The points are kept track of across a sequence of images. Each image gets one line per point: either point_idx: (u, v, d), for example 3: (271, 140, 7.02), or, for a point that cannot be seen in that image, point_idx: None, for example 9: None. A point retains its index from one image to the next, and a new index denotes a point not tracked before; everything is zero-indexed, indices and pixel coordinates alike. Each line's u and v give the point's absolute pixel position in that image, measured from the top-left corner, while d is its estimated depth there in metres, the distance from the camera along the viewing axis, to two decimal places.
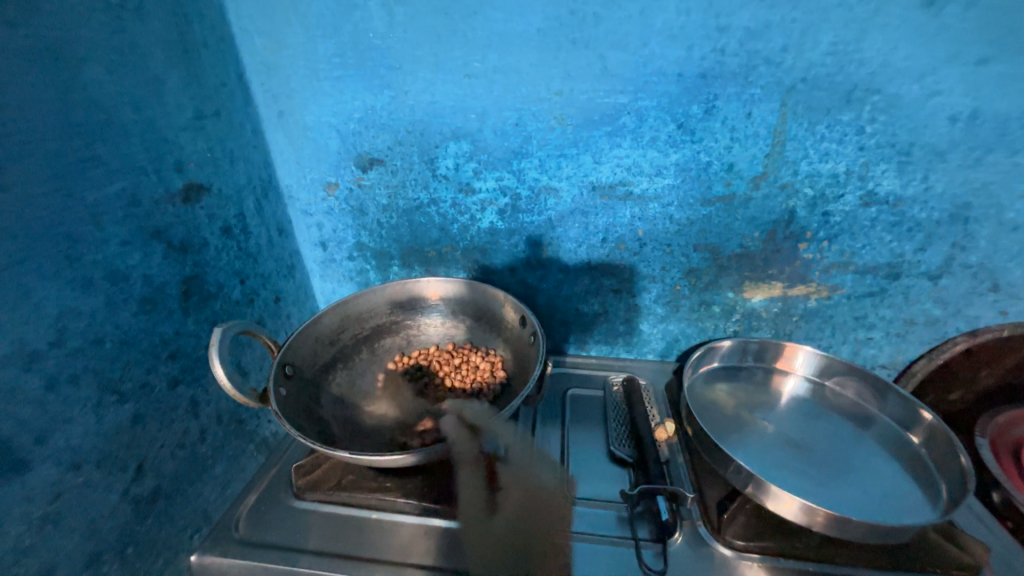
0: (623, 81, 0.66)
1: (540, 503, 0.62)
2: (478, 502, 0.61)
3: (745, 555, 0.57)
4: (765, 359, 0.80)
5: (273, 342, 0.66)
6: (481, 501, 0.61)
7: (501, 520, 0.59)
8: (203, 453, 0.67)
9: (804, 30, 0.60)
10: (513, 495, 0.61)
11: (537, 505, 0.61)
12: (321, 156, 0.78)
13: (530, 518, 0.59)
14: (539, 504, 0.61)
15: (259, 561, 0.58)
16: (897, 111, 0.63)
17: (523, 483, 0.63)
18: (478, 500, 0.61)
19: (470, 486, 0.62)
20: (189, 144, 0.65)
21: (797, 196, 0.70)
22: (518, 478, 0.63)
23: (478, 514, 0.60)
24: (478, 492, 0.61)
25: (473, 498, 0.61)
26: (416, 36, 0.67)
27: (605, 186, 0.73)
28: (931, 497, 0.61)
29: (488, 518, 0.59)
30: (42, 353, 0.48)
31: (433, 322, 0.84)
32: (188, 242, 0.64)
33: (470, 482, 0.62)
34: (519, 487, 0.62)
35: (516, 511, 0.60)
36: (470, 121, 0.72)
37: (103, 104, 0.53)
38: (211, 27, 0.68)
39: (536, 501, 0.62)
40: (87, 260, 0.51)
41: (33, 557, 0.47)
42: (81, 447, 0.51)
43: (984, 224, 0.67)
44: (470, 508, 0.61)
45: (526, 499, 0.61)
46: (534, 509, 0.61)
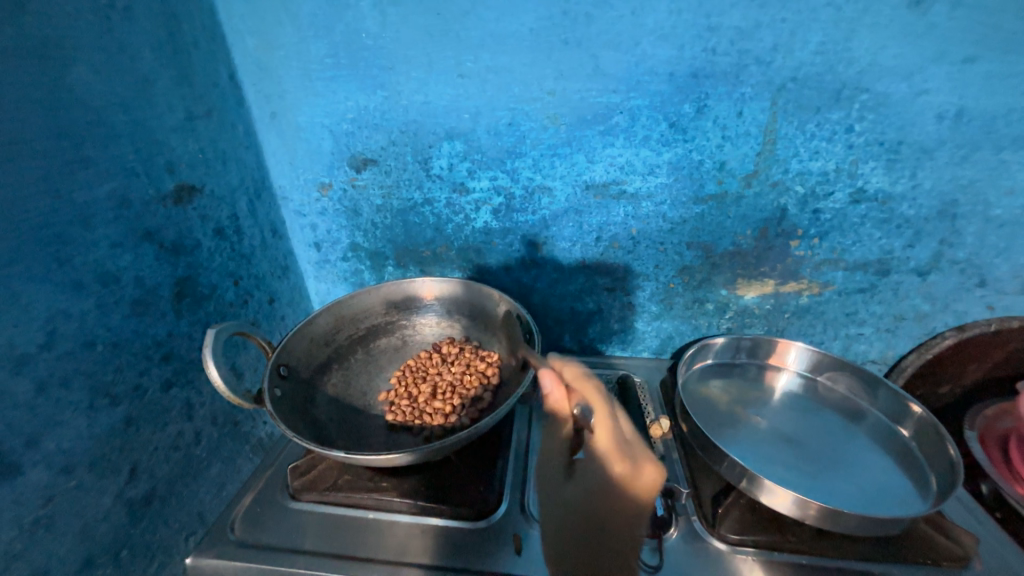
0: (615, 81, 0.66)
1: (622, 493, 0.55)
2: (555, 467, 0.62)
3: (739, 549, 0.57)
4: (758, 355, 0.80)
5: (267, 343, 0.66)
6: (560, 466, 0.61)
7: (575, 493, 0.58)
8: (197, 455, 0.66)
9: (793, 30, 0.61)
10: (593, 475, 0.57)
11: (619, 496, 0.55)
12: (315, 156, 0.78)
13: (606, 505, 0.55)
14: (622, 492, 0.56)
15: (255, 563, 0.58)
16: (885, 110, 0.63)
17: (609, 472, 0.56)
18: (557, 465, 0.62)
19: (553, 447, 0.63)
20: (180, 145, 0.65)
21: (788, 194, 0.71)
22: (604, 466, 0.57)
23: (556, 478, 0.61)
24: (557, 457, 0.62)
25: (553, 461, 0.62)
26: (409, 36, 0.67)
27: (598, 185, 0.74)
28: (921, 489, 0.62)
29: (563, 485, 0.60)
30: (32, 356, 0.47)
31: (429, 321, 0.83)
32: (180, 243, 0.64)
33: (555, 442, 0.63)
34: (598, 474, 0.56)
35: (591, 492, 0.57)
36: (464, 120, 0.72)
37: (93, 105, 0.53)
38: (202, 27, 0.67)
39: (617, 490, 0.56)
40: (78, 262, 0.51)
41: (25, 562, 0.46)
42: (73, 450, 0.51)
43: (971, 220, 0.68)
44: (549, 469, 0.62)
45: (602, 487, 0.56)
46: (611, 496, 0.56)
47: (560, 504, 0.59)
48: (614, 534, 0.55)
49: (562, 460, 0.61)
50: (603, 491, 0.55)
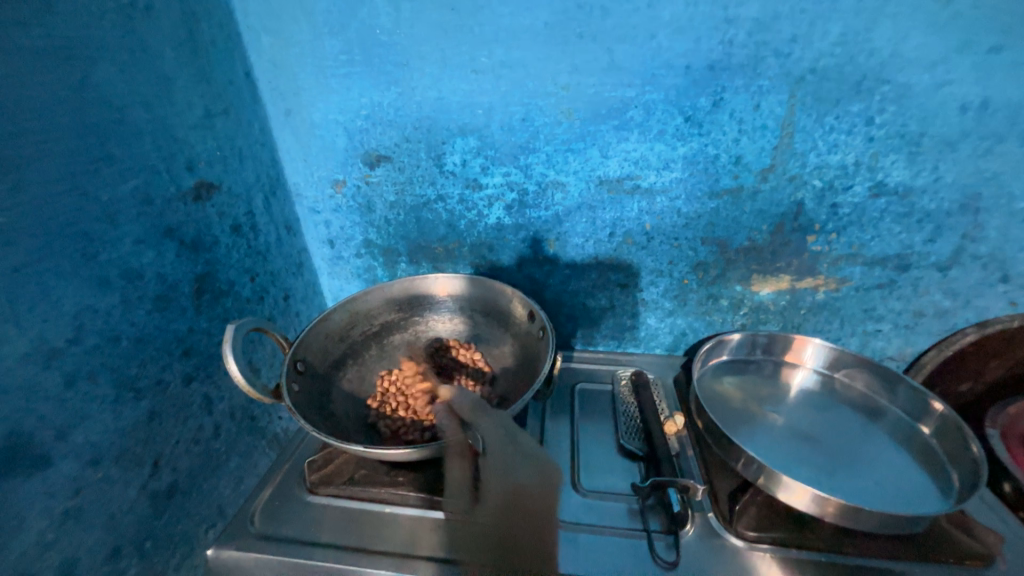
0: (630, 75, 0.66)
1: (522, 502, 0.56)
2: (461, 496, 0.59)
3: (756, 546, 0.57)
4: (774, 352, 0.80)
5: (284, 339, 0.66)
6: (464, 495, 0.58)
7: (484, 516, 0.56)
8: (217, 448, 0.67)
9: (813, 21, 0.60)
10: (494, 497, 0.56)
11: (518, 506, 0.56)
12: (329, 153, 0.78)
13: (512, 522, 0.55)
14: (524, 505, 0.56)
15: (274, 555, 0.58)
16: (907, 101, 0.62)
17: (503, 479, 0.56)
18: (464, 488, 0.59)
19: (459, 477, 0.59)
20: (199, 143, 0.65)
21: (805, 188, 0.70)
22: (501, 473, 0.57)
23: (462, 507, 0.58)
24: (462, 486, 0.59)
25: (460, 489, 0.59)
26: (422, 32, 0.67)
27: (612, 180, 0.73)
28: (942, 488, 0.61)
29: (471, 510, 0.58)
30: (61, 350, 0.48)
31: (442, 318, 0.84)
32: (199, 240, 0.65)
33: (459, 473, 0.59)
34: (498, 486, 0.56)
35: (492, 513, 0.56)
36: (477, 116, 0.72)
37: (116, 103, 0.54)
38: (219, 25, 0.68)
39: (519, 498, 0.56)
40: (103, 259, 0.52)
41: (55, 551, 0.48)
42: (101, 443, 0.52)
43: (994, 214, 0.67)
44: (454, 497, 0.59)
45: (505, 500, 0.56)
46: (512, 516, 0.56)
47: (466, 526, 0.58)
48: (526, 542, 0.55)
49: (467, 487, 0.59)
50: (505, 510, 0.55)
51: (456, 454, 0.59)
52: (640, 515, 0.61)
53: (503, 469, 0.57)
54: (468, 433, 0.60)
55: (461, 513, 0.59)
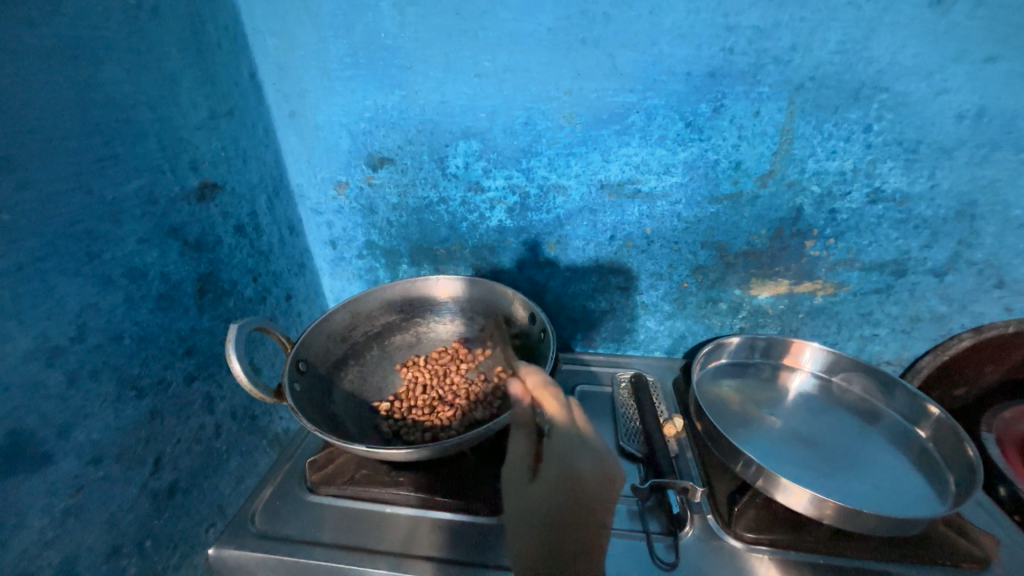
0: (632, 80, 0.67)
1: (583, 491, 0.55)
2: (519, 472, 0.57)
3: (755, 548, 0.57)
4: (772, 355, 0.80)
5: (287, 339, 0.67)
6: (525, 468, 0.56)
7: (541, 493, 0.56)
8: (217, 448, 0.67)
9: (812, 29, 0.61)
10: (557, 477, 0.55)
11: (575, 493, 0.55)
12: (332, 155, 0.78)
13: (571, 507, 0.55)
14: (586, 492, 0.55)
15: (274, 554, 0.59)
16: (904, 109, 0.63)
17: (566, 465, 0.55)
18: (523, 463, 0.56)
19: (520, 451, 0.56)
20: (203, 143, 0.66)
21: (804, 193, 0.70)
22: (566, 461, 0.55)
23: (516, 479, 0.57)
24: (523, 460, 0.56)
25: (518, 463, 0.56)
26: (426, 36, 0.68)
27: (613, 184, 0.74)
28: (939, 491, 0.61)
29: (526, 487, 0.56)
30: (64, 348, 0.48)
31: (444, 319, 0.84)
32: (202, 239, 0.65)
33: (521, 448, 0.56)
34: (561, 470, 0.55)
35: (553, 492, 0.55)
36: (480, 119, 0.72)
37: (122, 103, 0.54)
38: (225, 27, 0.68)
39: (580, 484, 0.55)
40: (106, 257, 0.52)
41: (56, 548, 0.48)
42: (103, 441, 0.52)
43: (990, 221, 0.68)
44: (513, 470, 0.57)
45: (567, 482, 0.55)
46: (572, 496, 0.55)
47: (518, 504, 0.57)
48: (586, 523, 0.55)
49: (527, 462, 0.56)
50: (565, 492, 0.55)
51: (519, 427, 0.56)
52: (639, 516, 0.61)
53: (568, 457, 0.55)
54: (539, 412, 0.56)
55: (514, 485, 0.57)
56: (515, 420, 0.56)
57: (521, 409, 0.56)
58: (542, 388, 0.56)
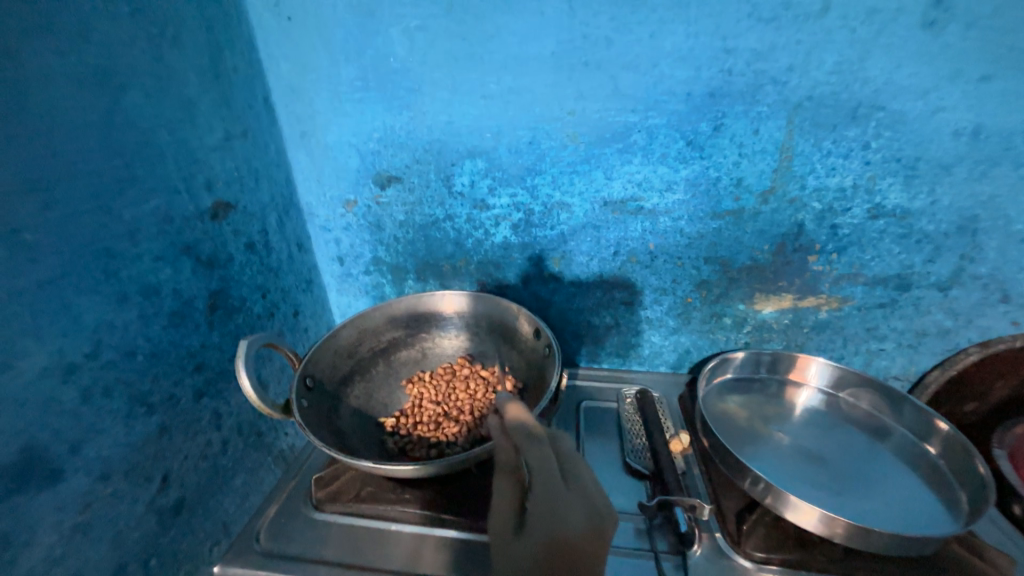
0: (634, 101, 0.68)
1: (571, 551, 0.47)
2: (502, 528, 0.50)
3: (764, 568, 0.56)
4: (778, 370, 0.80)
5: (294, 355, 0.67)
6: (509, 523, 0.50)
7: (524, 553, 0.47)
8: (224, 464, 0.68)
9: (809, 51, 0.62)
10: (542, 531, 0.47)
11: (564, 553, 0.47)
12: (341, 174, 0.80)
13: (556, 563, 0.46)
14: (571, 549, 0.47)
15: (279, 573, 0.58)
16: (902, 127, 0.64)
17: (550, 519, 0.48)
18: (507, 514, 0.50)
19: (502, 499, 0.51)
20: (218, 164, 0.68)
21: (805, 209, 0.71)
22: (550, 519, 0.47)
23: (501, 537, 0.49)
24: (509, 510, 0.50)
25: (503, 512, 0.51)
26: (434, 59, 0.70)
27: (616, 202, 0.75)
28: (951, 509, 0.61)
29: (510, 546, 0.48)
30: (79, 364, 0.49)
31: (449, 335, 0.85)
32: (214, 257, 0.66)
33: (505, 494, 0.52)
34: (545, 527, 0.47)
35: (537, 549, 0.47)
36: (485, 139, 0.74)
37: (142, 127, 0.56)
38: (241, 53, 0.71)
39: (565, 543, 0.47)
40: (123, 275, 0.54)
41: (63, 566, 0.48)
42: (112, 457, 0.52)
43: (992, 236, 0.68)
44: (496, 522, 0.51)
45: (552, 543, 0.47)
46: (558, 557, 0.46)
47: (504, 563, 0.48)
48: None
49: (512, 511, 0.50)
50: (550, 552, 0.46)
51: (504, 468, 0.53)
52: (647, 534, 0.61)
53: (554, 506, 0.48)
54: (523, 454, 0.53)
55: (500, 543, 0.50)
56: (501, 459, 0.53)
57: (503, 446, 0.54)
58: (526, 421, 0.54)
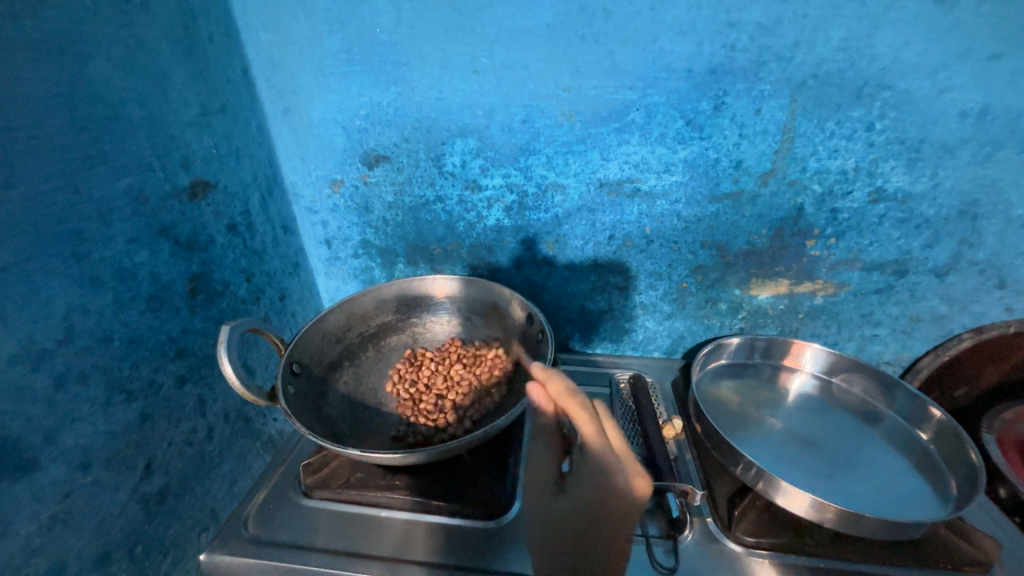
0: (632, 77, 0.66)
1: (606, 512, 0.52)
2: (548, 480, 0.58)
3: (754, 552, 0.57)
4: (772, 356, 0.80)
5: (281, 340, 0.66)
6: (551, 479, 0.58)
7: (563, 510, 0.54)
8: (210, 451, 0.66)
9: (815, 26, 0.60)
10: (579, 495, 0.53)
11: (603, 513, 0.52)
12: (327, 153, 0.77)
13: (594, 523, 0.52)
14: (607, 512, 0.52)
15: (269, 560, 0.58)
16: (907, 107, 0.62)
17: (589, 486, 0.52)
18: (547, 470, 0.58)
19: (542, 457, 0.59)
20: (195, 140, 0.64)
21: (805, 193, 0.70)
22: (589, 480, 0.52)
23: (545, 490, 0.58)
24: (548, 469, 0.58)
25: (544, 473, 0.59)
26: (423, 31, 0.67)
27: (612, 183, 0.73)
28: (941, 493, 0.61)
29: (553, 499, 0.56)
30: (50, 351, 0.47)
31: (440, 319, 0.83)
32: (194, 239, 0.64)
33: (544, 453, 0.58)
34: (583, 490, 0.52)
35: (577, 505, 0.53)
36: (477, 117, 0.71)
37: (110, 99, 0.53)
38: (216, 21, 0.67)
39: (603, 505, 0.52)
40: (95, 258, 0.51)
41: (43, 556, 0.46)
42: (91, 446, 0.51)
43: (992, 221, 0.67)
44: (539, 478, 0.59)
45: (588, 505, 0.52)
46: (598, 514, 0.52)
47: (545, 514, 0.57)
48: (600, 544, 0.52)
49: (552, 471, 0.58)
50: (593, 510, 0.52)
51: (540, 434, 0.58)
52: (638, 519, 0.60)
53: (601, 474, 0.51)
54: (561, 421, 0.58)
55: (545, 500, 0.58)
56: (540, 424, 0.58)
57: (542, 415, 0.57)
58: (568, 396, 0.50)
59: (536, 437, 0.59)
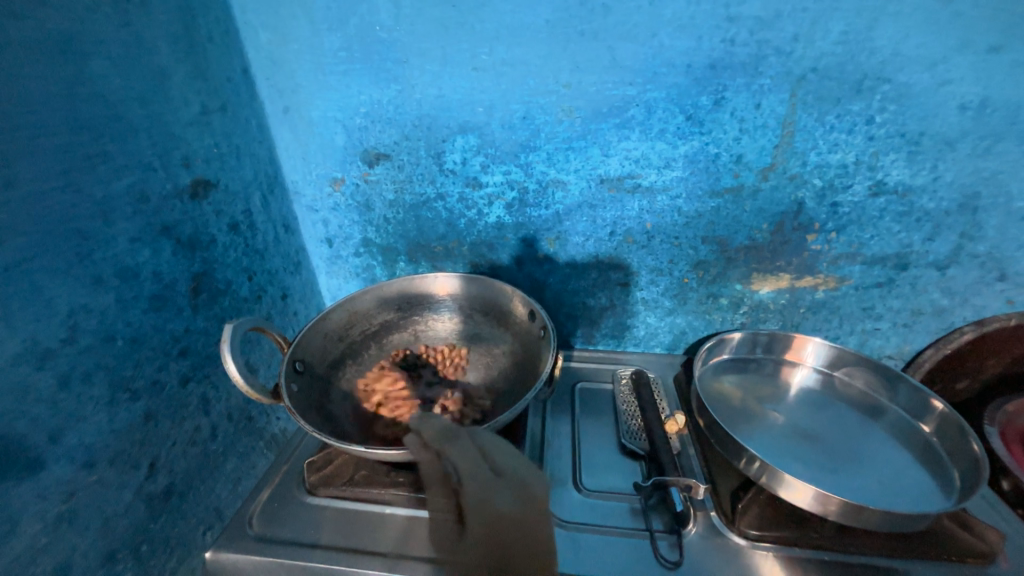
0: (632, 73, 0.66)
1: (505, 534, 0.51)
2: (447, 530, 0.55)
3: (758, 545, 0.57)
4: (774, 350, 0.80)
5: (283, 339, 0.66)
6: (447, 526, 0.55)
7: (469, 556, 0.52)
8: (214, 450, 0.66)
9: (815, 20, 0.60)
10: (472, 533, 0.52)
11: (502, 531, 0.51)
12: (327, 151, 0.77)
13: (500, 555, 0.51)
14: (504, 527, 0.51)
15: (274, 557, 0.58)
16: (907, 101, 0.62)
17: (485, 518, 0.51)
18: (448, 523, 0.55)
19: (441, 506, 0.55)
20: (196, 140, 0.64)
21: (805, 186, 0.70)
22: (482, 504, 0.52)
23: (449, 539, 0.55)
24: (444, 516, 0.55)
25: (444, 523, 0.55)
26: (422, 29, 0.67)
27: (613, 179, 0.73)
28: (944, 485, 0.61)
29: (455, 549, 0.54)
30: (54, 350, 0.47)
31: (441, 317, 0.83)
32: (196, 238, 0.64)
33: (441, 502, 0.55)
34: (477, 518, 0.51)
35: (476, 546, 0.51)
36: (477, 114, 0.71)
37: (111, 99, 0.53)
38: (216, 20, 0.67)
39: (504, 529, 0.51)
40: (97, 257, 0.51)
41: (49, 554, 0.46)
42: (95, 444, 0.51)
43: (992, 213, 0.67)
44: (441, 530, 0.55)
45: (482, 532, 0.51)
46: (501, 541, 0.51)
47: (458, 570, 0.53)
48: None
49: (450, 521, 0.55)
50: (490, 539, 0.51)
51: (433, 481, 0.55)
52: (642, 514, 0.60)
53: (483, 496, 0.52)
54: (445, 461, 0.55)
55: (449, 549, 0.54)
56: (431, 472, 0.55)
57: (428, 464, 0.55)
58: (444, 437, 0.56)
59: (430, 486, 0.56)
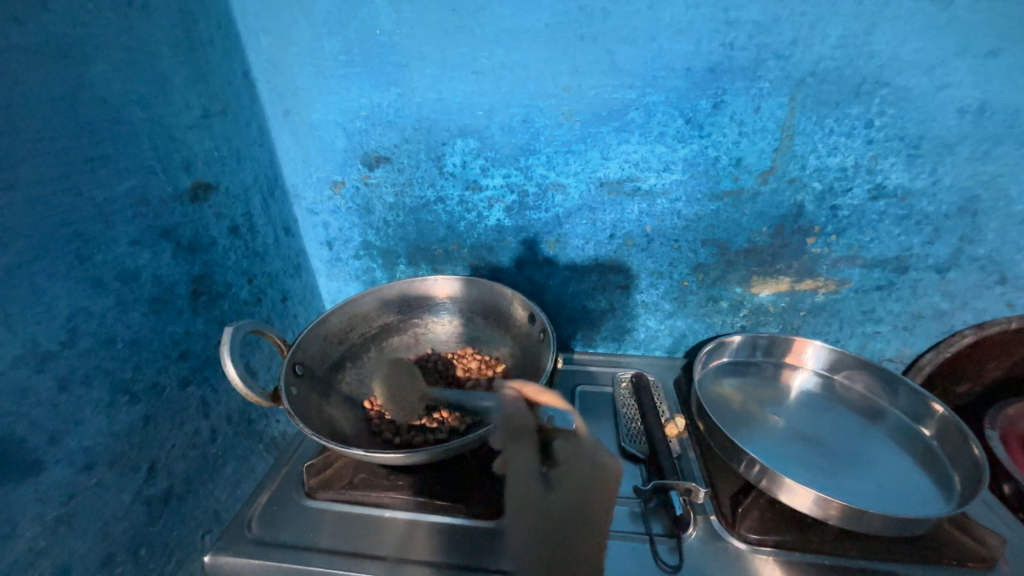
0: (631, 77, 0.66)
1: (598, 487, 0.59)
2: (528, 484, 0.59)
3: (759, 549, 0.57)
4: (774, 354, 0.80)
5: (283, 342, 0.66)
6: (534, 478, 0.59)
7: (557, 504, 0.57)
8: (213, 452, 0.66)
9: (813, 24, 0.60)
10: (570, 479, 0.59)
11: (592, 489, 0.59)
12: (327, 154, 0.77)
13: (586, 506, 0.57)
14: (595, 490, 0.59)
15: (272, 561, 0.58)
16: (906, 104, 0.63)
17: (582, 469, 0.60)
18: (532, 475, 0.59)
19: (525, 460, 0.60)
20: (197, 143, 0.65)
21: (805, 190, 0.70)
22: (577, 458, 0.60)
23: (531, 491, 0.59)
24: (531, 470, 0.60)
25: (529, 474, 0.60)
26: (422, 33, 0.67)
27: (613, 182, 0.73)
28: (945, 489, 0.61)
29: (542, 497, 0.58)
30: (54, 353, 0.47)
31: (441, 320, 0.83)
32: (196, 241, 0.64)
33: (526, 456, 0.61)
34: (576, 471, 0.59)
35: (572, 494, 0.58)
36: (477, 117, 0.71)
37: (112, 102, 0.53)
38: (217, 24, 0.67)
39: (594, 484, 0.59)
40: (97, 259, 0.51)
41: (47, 558, 0.46)
42: (95, 447, 0.51)
43: (992, 217, 0.67)
44: (521, 483, 0.59)
45: (586, 481, 0.59)
46: (588, 495, 0.58)
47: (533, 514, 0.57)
48: (593, 531, 0.56)
49: (536, 472, 0.60)
50: (587, 487, 0.59)
51: (524, 436, 0.62)
52: (642, 518, 0.60)
53: (584, 453, 0.61)
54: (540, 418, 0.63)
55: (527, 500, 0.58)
56: (523, 426, 0.62)
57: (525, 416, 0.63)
58: (538, 392, 0.63)
59: (516, 440, 0.62)
